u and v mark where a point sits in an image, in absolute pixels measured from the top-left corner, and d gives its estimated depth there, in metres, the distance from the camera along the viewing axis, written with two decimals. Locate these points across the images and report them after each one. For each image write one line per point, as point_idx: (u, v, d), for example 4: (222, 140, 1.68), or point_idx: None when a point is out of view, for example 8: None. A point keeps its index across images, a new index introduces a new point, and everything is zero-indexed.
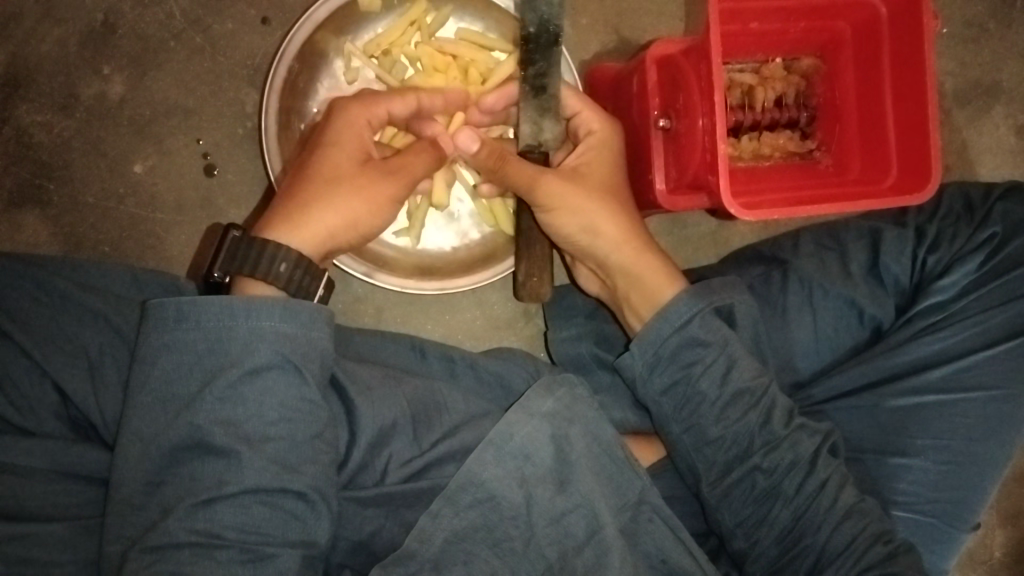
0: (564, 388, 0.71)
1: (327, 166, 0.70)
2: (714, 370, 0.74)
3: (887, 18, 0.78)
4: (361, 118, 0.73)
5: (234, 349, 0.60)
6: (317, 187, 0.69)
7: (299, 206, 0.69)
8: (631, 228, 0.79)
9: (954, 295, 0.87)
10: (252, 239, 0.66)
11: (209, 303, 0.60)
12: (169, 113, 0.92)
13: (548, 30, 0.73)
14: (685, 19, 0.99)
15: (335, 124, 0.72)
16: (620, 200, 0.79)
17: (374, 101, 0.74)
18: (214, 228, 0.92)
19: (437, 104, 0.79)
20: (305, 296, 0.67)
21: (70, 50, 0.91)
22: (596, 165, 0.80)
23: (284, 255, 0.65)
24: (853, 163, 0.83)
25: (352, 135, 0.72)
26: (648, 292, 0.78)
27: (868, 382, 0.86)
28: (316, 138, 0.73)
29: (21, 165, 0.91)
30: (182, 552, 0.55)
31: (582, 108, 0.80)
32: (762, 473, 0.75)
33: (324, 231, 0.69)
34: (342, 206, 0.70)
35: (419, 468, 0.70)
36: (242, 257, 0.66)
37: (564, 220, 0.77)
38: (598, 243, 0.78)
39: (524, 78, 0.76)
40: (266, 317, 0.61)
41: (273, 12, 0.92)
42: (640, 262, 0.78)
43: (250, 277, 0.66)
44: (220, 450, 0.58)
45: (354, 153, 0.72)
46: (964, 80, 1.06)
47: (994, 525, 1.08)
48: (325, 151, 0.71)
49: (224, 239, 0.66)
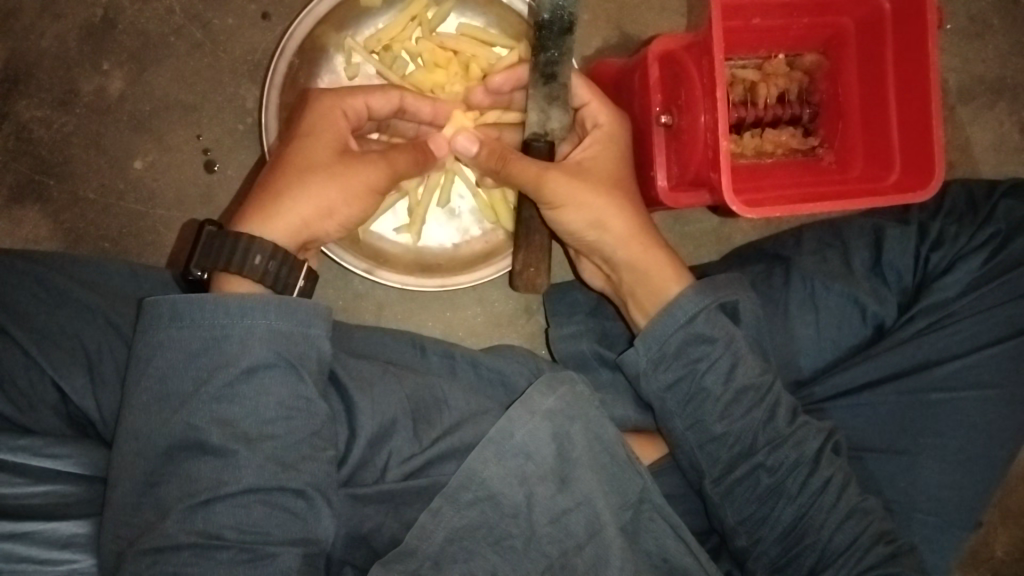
0: (565, 386, 0.70)
1: (304, 157, 0.70)
2: (719, 367, 0.74)
3: (890, 13, 0.77)
4: (335, 109, 0.72)
5: (230, 348, 0.60)
6: (290, 177, 0.69)
7: (272, 197, 0.68)
8: (638, 219, 0.78)
9: (957, 293, 0.87)
10: (227, 234, 0.66)
11: (202, 302, 0.60)
12: (169, 108, 0.91)
13: (560, 18, 0.75)
14: (688, 14, 0.98)
15: (311, 113, 0.72)
16: (627, 192, 0.78)
17: (348, 93, 0.73)
18: (189, 224, 0.92)
19: (423, 110, 0.79)
20: (285, 289, 0.67)
21: (69, 45, 0.90)
22: (603, 157, 0.78)
23: (258, 247, 0.65)
24: (856, 159, 0.83)
25: (328, 125, 0.72)
26: (659, 287, 0.78)
27: (869, 380, 0.86)
28: (291, 132, 0.72)
29: (20, 161, 0.90)
30: (182, 553, 0.55)
31: (590, 98, 0.79)
32: (765, 471, 0.74)
33: (298, 220, 0.69)
34: (316, 195, 0.69)
35: (417, 466, 0.70)
36: (217, 252, 0.65)
37: (573, 215, 0.76)
38: (607, 239, 0.78)
39: (536, 65, 0.76)
40: (261, 315, 0.60)
41: (274, 7, 0.92)
42: (651, 256, 0.78)
43: (226, 272, 0.66)
44: (216, 449, 0.58)
45: (333, 144, 0.71)
46: (968, 76, 1.05)
47: (995, 523, 1.08)
48: (302, 142, 0.70)
49: (199, 235, 0.66)
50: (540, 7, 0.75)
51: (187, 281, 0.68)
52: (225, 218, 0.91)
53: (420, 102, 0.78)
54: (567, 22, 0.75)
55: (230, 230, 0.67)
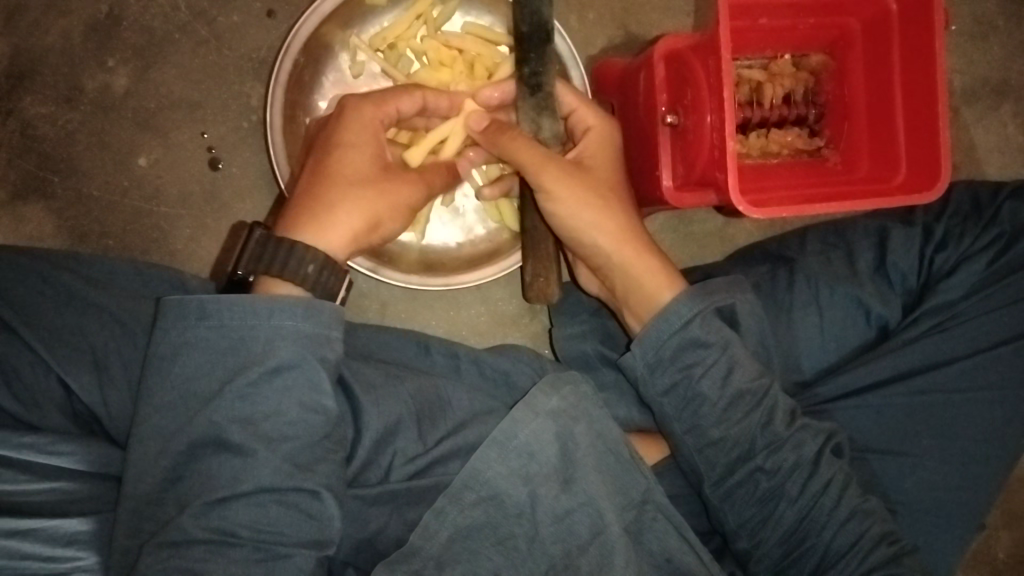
0: (569, 386, 0.70)
1: (351, 167, 0.69)
2: (715, 370, 0.73)
3: (897, 14, 0.77)
4: (375, 119, 0.72)
5: (257, 348, 0.59)
6: (342, 189, 0.68)
7: (324, 208, 0.67)
8: (625, 223, 0.77)
9: (962, 294, 0.87)
10: (281, 238, 0.64)
11: (232, 303, 0.59)
12: (174, 106, 0.91)
13: (538, 30, 0.75)
14: (693, 14, 0.98)
15: (349, 121, 0.71)
16: (621, 198, 0.78)
17: (383, 100, 0.73)
18: (237, 229, 0.92)
19: (442, 105, 0.79)
20: (330, 297, 0.66)
21: (74, 42, 0.90)
22: (603, 161, 0.79)
23: (312, 255, 0.64)
24: (862, 161, 0.83)
25: (369, 137, 0.71)
26: (652, 296, 0.76)
27: (875, 381, 0.85)
28: (326, 139, 0.71)
29: (25, 158, 0.90)
30: (196, 549, 0.55)
31: (579, 106, 0.79)
32: (764, 474, 0.74)
33: (352, 231, 0.68)
34: (368, 208, 0.69)
35: (423, 465, 0.70)
36: (269, 258, 0.64)
37: (588, 215, 0.75)
38: (604, 241, 0.76)
39: (520, 78, 0.76)
40: (289, 317, 0.60)
41: (279, 4, 0.92)
42: (641, 264, 0.76)
43: (275, 277, 0.65)
44: (236, 447, 0.58)
45: (375, 156, 0.71)
46: (973, 77, 1.05)
47: (997, 525, 1.07)
48: (345, 152, 0.70)
49: (249, 238, 0.65)
50: (521, 22, 0.75)
51: (228, 281, 0.67)
52: (235, 224, 0.92)
53: (438, 97, 0.78)
54: (546, 32, 0.75)
55: (280, 237, 0.65)
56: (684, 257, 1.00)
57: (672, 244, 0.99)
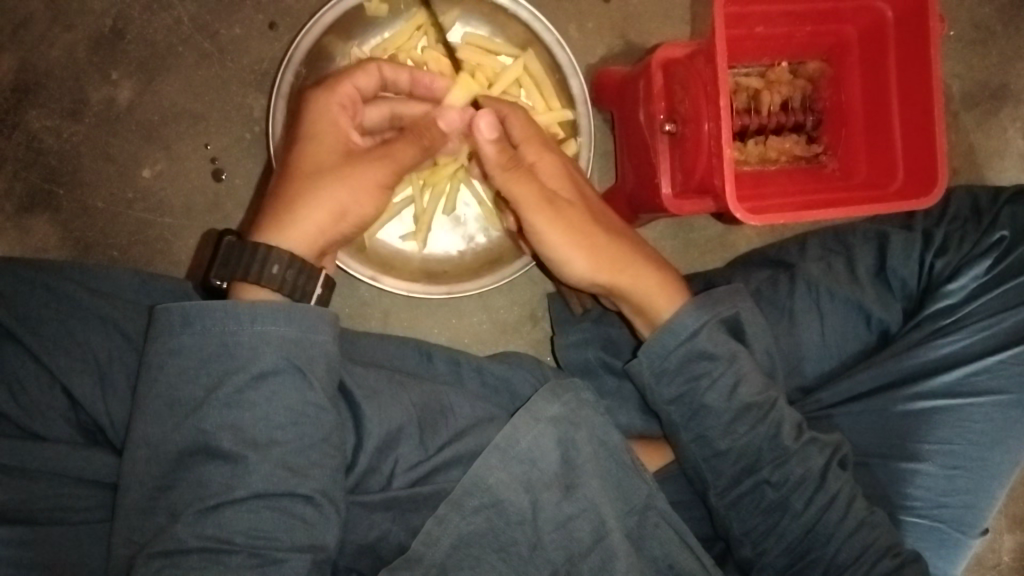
0: (570, 393, 0.71)
1: (308, 161, 0.67)
2: (721, 385, 0.73)
3: (893, 22, 0.77)
4: (332, 105, 0.70)
5: (240, 354, 0.60)
6: (302, 183, 0.66)
7: (288, 206, 0.66)
8: (615, 254, 0.74)
9: (964, 298, 0.87)
10: (246, 242, 0.64)
11: (213, 309, 0.60)
12: (177, 118, 0.92)
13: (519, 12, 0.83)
14: (691, 23, 0.99)
15: (309, 115, 0.70)
16: (604, 223, 0.75)
17: (337, 83, 0.72)
18: (206, 236, 0.92)
19: (403, 79, 0.78)
20: (304, 298, 0.66)
21: (79, 56, 0.91)
22: (571, 186, 0.74)
23: (276, 256, 0.64)
24: (860, 168, 0.83)
25: (327, 124, 0.69)
26: (653, 312, 0.76)
27: (877, 385, 0.86)
28: (293, 135, 0.70)
29: (30, 171, 0.91)
30: (191, 557, 0.56)
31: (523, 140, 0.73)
32: (771, 487, 0.75)
33: (315, 228, 0.66)
34: (327, 198, 0.66)
35: (425, 472, 0.70)
36: (235, 261, 0.64)
37: (581, 260, 0.73)
38: (601, 278, 0.74)
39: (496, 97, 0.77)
40: (272, 321, 0.60)
41: (280, 16, 0.93)
42: (642, 282, 0.75)
43: (244, 281, 0.65)
44: (228, 455, 0.58)
45: (334, 144, 0.68)
46: (972, 83, 1.05)
47: (1002, 529, 1.07)
48: (303, 145, 0.68)
49: (219, 244, 0.65)
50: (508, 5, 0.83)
51: (208, 288, 0.68)
52: (212, 234, 0.92)
53: (398, 70, 0.77)
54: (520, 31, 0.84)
55: (248, 240, 0.66)
56: (685, 263, 1.00)
57: (673, 250, 1.00)
